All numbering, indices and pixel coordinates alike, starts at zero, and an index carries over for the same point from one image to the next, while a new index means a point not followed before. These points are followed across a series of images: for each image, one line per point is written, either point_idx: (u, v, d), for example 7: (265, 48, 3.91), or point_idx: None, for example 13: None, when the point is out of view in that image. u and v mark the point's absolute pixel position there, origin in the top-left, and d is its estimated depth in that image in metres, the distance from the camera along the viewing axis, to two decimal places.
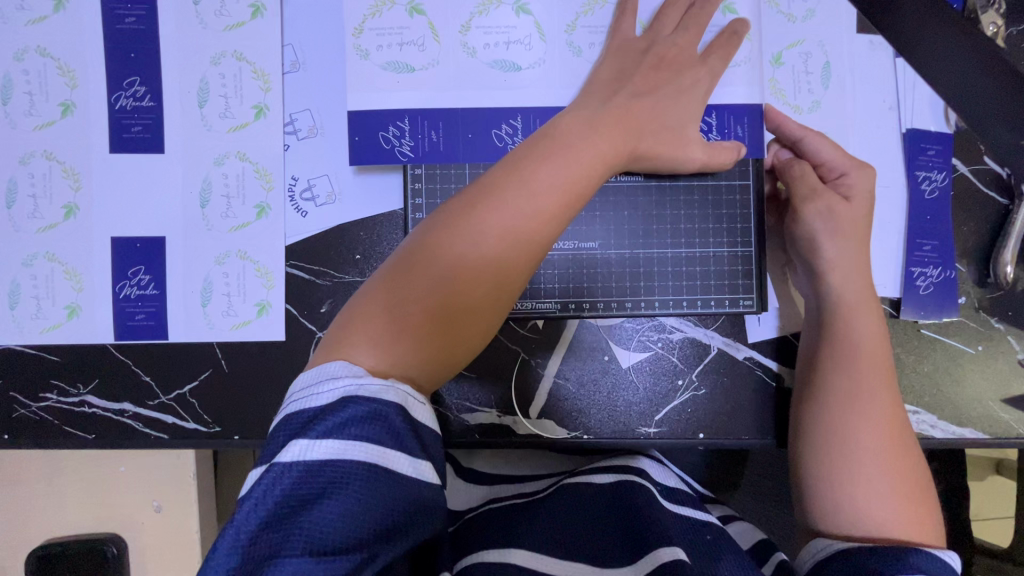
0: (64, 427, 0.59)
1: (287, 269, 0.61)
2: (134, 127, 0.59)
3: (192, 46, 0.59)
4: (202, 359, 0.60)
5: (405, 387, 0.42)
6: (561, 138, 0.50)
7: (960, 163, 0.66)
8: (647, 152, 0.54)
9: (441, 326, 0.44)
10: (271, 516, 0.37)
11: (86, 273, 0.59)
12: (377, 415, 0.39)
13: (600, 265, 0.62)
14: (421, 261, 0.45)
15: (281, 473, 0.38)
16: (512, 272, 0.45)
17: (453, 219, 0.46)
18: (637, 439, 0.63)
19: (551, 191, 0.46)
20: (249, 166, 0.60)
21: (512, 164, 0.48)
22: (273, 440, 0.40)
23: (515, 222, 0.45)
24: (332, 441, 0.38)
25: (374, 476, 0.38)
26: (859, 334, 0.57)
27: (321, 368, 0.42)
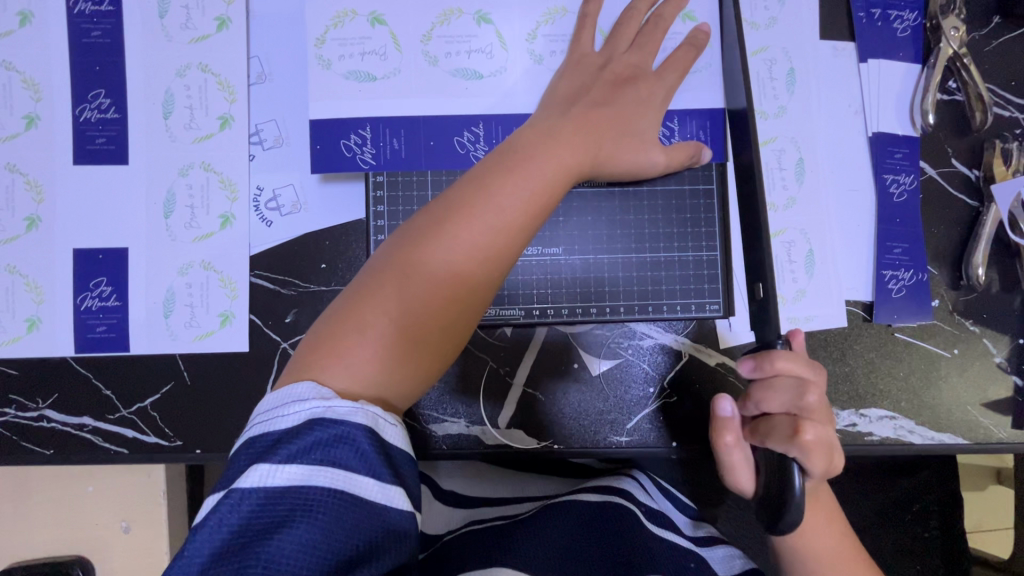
0: (22, 443, 0.58)
1: (251, 279, 0.60)
2: (98, 139, 0.59)
3: (156, 59, 0.60)
4: (163, 371, 0.59)
5: (375, 408, 0.41)
6: (524, 150, 0.49)
7: (928, 166, 0.66)
8: (609, 159, 0.54)
9: (416, 344, 0.44)
10: (229, 544, 0.37)
11: (47, 285, 0.58)
12: (343, 438, 0.38)
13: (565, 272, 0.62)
14: (393, 281, 0.44)
15: (241, 499, 0.37)
16: (482, 287, 0.45)
17: (420, 235, 0.45)
18: (608, 449, 0.61)
19: (519, 203, 0.46)
20: (213, 176, 0.60)
21: (478, 177, 0.47)
22: (234, 464, 0.39)
23: (485, 237, 0.45)
24: (296, 466, 0.38)
25: (339, 502, 0.37)
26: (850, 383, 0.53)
27: (287, 391, 0.41)
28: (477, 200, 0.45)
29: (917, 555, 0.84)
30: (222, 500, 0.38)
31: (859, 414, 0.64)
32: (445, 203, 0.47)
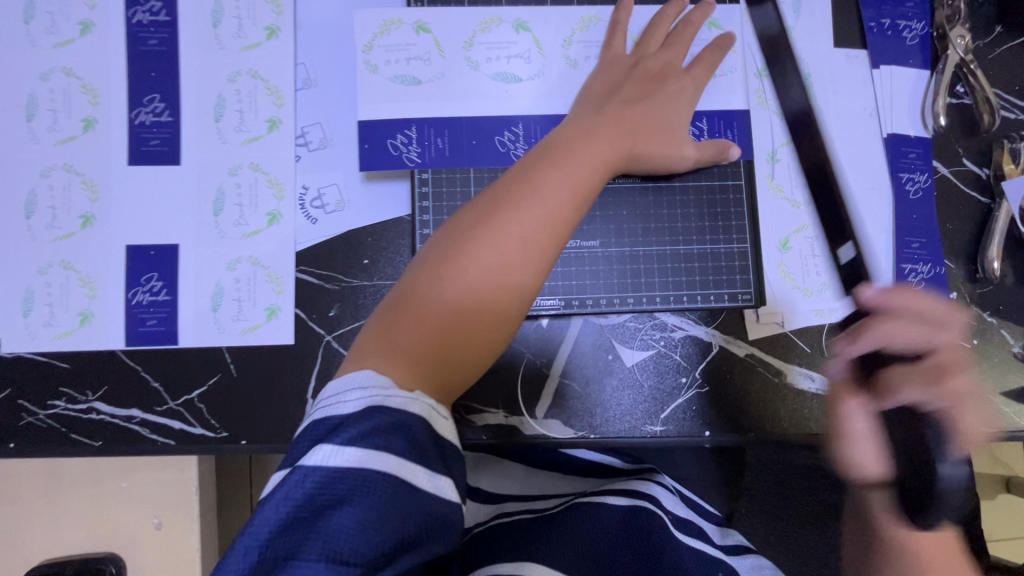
0: (70, 434, 0.59)
1: (297, 275, 0.62)
2: (152, 140, 0.62)
3: (210, 65, 0.63)
4: (210, 363, 0.61)
5: (428, 399, 0.43)
6: (564, 147, 0.53)
7: (941, 165, 0.69)
8: (643, 153, 0.58)
9: (463, 338, 0.46)
10: (289, 520, 0.38)
11: (100, 280, 0.60)
12: (402, 424, 0.39)
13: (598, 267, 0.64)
14: (443, 275, 0.47)
15: (305, 476, 0.38)
16: (527, 279, 0.48)
17: (469, 230, 0.48)
18: (643, 438, 0.63)
19: (561, 199, 0.50)
20: (261, 176, 0.63)
21: (522, 175, 0.50)
22: (299, 444, 0.41)
23: (530, 231, 0.48)
24: (356, 449, 0.39)
25: (395, 487, 0.38)
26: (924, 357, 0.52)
27: (347, 379, 0.43)
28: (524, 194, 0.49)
29: None
30: (288, 477, 0.39)
31: None
32: (491, 200, 0.50)
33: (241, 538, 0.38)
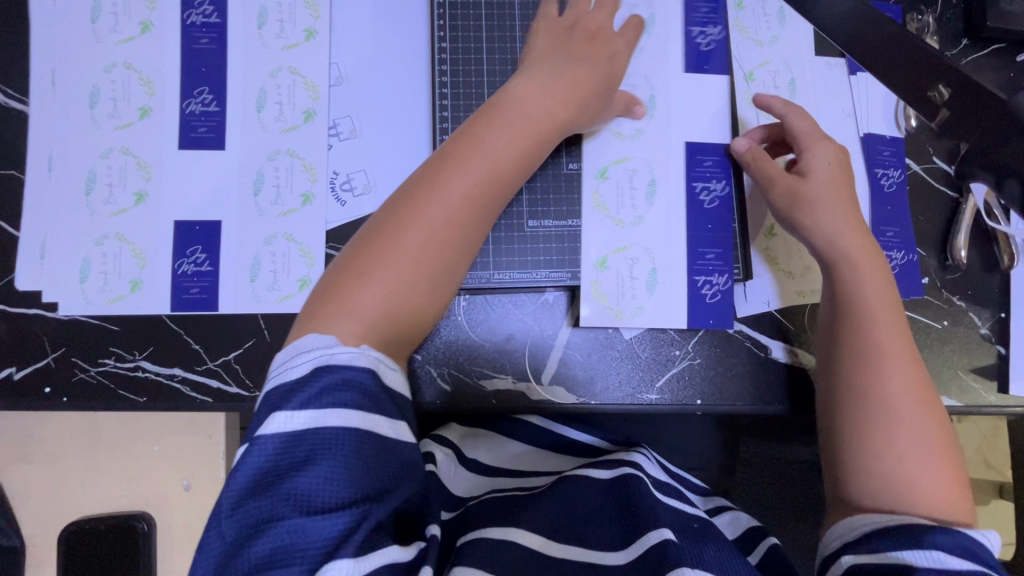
0: (119, 390, 0.65)
1: (327, 250, 0.69)
2: (200, 128, 0.69)
3: (254, 63, 0.70)
4: (247, 329, 0.67)
5: (373, 352, 0.48)
6: (505, 105, 0.60)
7: (913, 162, 0.76)
8: (574, 121, 0.65)
9: (411, 288, 0.52)
10: (260, 480, 0.44)
11: (149, 252, 0.67)
12: (351, 381, 0.46)
13: (683, 253, 0.72)
14: (384, 243, 0.52)
15: (267, 444, 0.44)
16: (473, 228, 0.56)
17: (418, 186, 0.55)
18: (641, 404, 0.69)
19: (494, 170, 0.57)
20: (297, 161, 0.70)
21: (456, 151, 0.57)
22: (257, 417, 0.46)
23: (460, 199, 0.54)
24: (309, 411, 0.45)
25: (354, 437, 0.45)
26: (865, 284, 0.61)
27: (295, 345, 0.48)
28: (467, 152, 0.56)
29: None
30: (250, 448, 0.45)
31: None
32: (426, 175, 0.56)
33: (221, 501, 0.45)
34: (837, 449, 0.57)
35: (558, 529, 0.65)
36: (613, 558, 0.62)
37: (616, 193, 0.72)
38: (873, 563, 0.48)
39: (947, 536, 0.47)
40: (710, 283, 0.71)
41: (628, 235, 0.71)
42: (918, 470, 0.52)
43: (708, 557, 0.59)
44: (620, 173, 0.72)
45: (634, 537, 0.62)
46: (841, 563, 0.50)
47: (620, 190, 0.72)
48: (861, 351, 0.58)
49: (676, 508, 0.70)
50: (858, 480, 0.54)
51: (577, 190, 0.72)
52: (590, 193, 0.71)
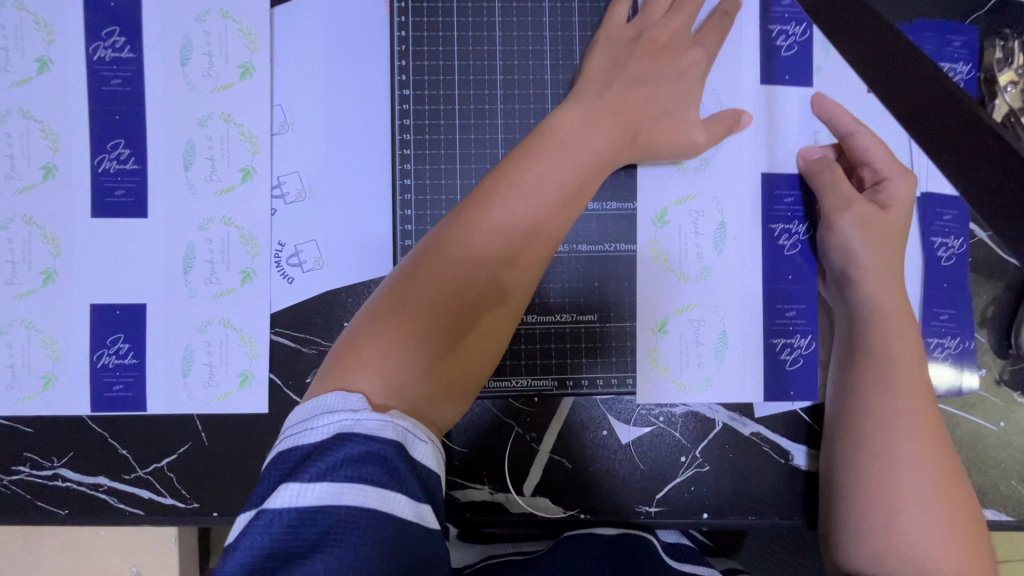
0: (37, 501, 0.57)
1: (271, 337, 0.58)
2: (116, 190, 0.57)
3: (176, 109, 0.58)
4: (181, 431, 0.58)
5: (406, 423, 0.39)
6: (557, 130, 0.53)
7: (978, 228, 0.63)
8: (647, 142, 0.57)
9: (449, 339, 0.45)
10: (255, 568, 0.33)
11: (65, 341, 0.57)
12: (376, 455, 0.36)
13: (758, 312, 0.61)
14: (424, 271, 0.46)
15: (271, 519, 0.34)
16: (521, 268, 0.49)
17: (455, 221, 0.48)
18: (637, 519, 0.59)
19: (547, 195, 0.50)
20: (234, 230, 0.58)
21: (503, 169, 0.51)
22: (263, 482, 0.37)
23: (512, 226, 0.48)
24: (325, 484, 0.35)
25: (377, 521, 0.34)
26: (890, 346, 0.54)
27: (317, 403, 0.40)
28: (507, 182, 0.50)
29: None
30: (252, 523, 0.35)
31: None
32: (474, 196, 0.50)
33: None
34: (837, 504, 0.52)
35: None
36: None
37: (678, 242, 0.60)
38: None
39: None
40: (791, 346, 0.61)
41: (693, 291, 0.60)
42: (921, 539, 0.46)
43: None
44: (682, 216, 0.61)
45: None
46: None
47: (683, 237, 0.60)
48: (865, 398, 0.53)
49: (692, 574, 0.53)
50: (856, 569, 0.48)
51: (566, 272, 0.60)
52: (647, 241, 0.60)
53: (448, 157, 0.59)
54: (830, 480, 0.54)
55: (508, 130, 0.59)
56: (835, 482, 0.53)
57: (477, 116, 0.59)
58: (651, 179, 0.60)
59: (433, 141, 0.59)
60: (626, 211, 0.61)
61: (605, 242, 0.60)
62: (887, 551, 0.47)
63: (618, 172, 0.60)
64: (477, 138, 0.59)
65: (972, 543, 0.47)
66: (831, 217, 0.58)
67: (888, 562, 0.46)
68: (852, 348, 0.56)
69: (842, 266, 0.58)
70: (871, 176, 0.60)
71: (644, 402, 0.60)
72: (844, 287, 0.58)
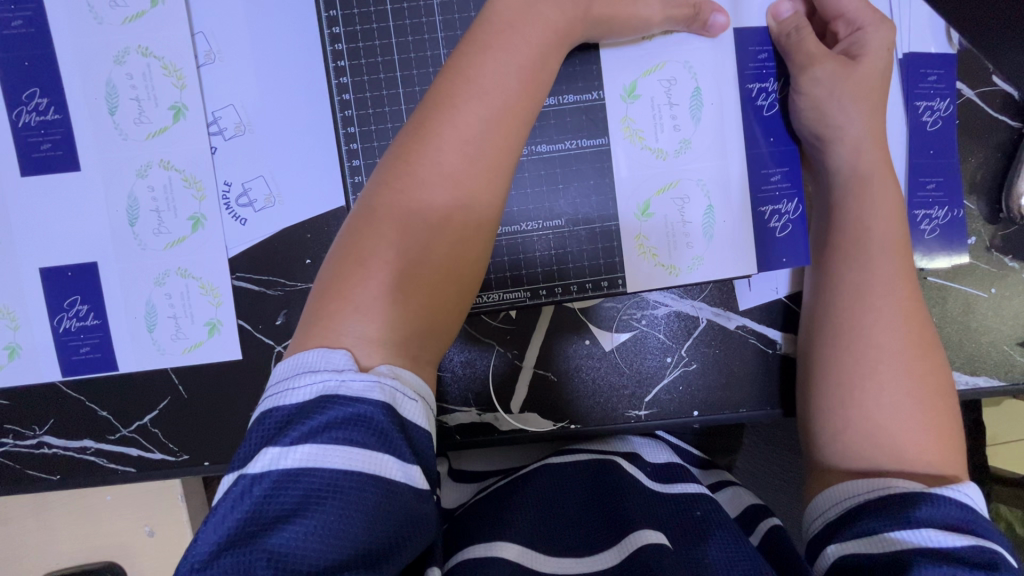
0: (27, 470, 0.57)
1: (233, 283, 0.56)
2: (42, 145, 0.54)
3: (89, 47, 0.53)
4: (158, 387, 0.57)
5: (393, 381, 0.38)
6: (501, 19, 0.48)
7: (966, 86, 0.58)
8: (606, 13, 0.51)
9: (426, 272, 0.43)
10: (238, 531, 0.33)
11: (21, 310, 0.55)
12: (360, 416, 0.35)
13: (740, 186, 0.57)
14: (391, 198, 0.43)
15: (253, 483, 0.34)
16: (486, 184, 0.45)
17: (408, 146, 0.45)
18: (627, 423, 0.59)
19: (507, 89, 0.46)
20: (175, 174, 0.55)
21: (457, 70, 0.46)
22: (245, 445, 0.37)
23: (477, 132, 0.45)
24: (308, 447, 0.35)
25: (361, 483, 0.34)
26: (872, 221, 0.52)
27: (298, 359, 0.39)
28: (457, 90, 0.45)
29: None
30: (234, 485, 0.35)
31: None
32: (429, 105, 0.46)
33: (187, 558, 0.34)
34: (810, 386, 0.52)
35: (555, 527, 0.48)
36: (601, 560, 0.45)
37: (651, 116, 0.57)
38: (863, 549, 0.40)
39: (929, 507, 0.39)
40: (779, 213, 0.57)
41: (671, 170, 0.57)
42: (899, 422, 0.46)
43: (710, 555, 0.44)
44: (653, 88, 0.57)
45: (619, 535, 0.46)
46: (824, 554, 0.42)
47: (655, 111, 0.57)
48: (845, 278, 0.52)
49: (680, 492, 0.53)
50: (834, 450, 0.48)
51: (528, 181, 0.57)
52: (619, 120, 0.57)
53: (387, 66, 0.54)
54: (807, 365, 0.53)
55: (448, 29, 0.54)
56: (809, 366, 0.53)
57: (412, 16, 0.54)
58: (611, 65, 0.56)
59: (369, 50, 0.54)
60: (584, 104, 0.57)
61: (566, 140, 0.57)
62: (865, 439, 0.46)
63: (574, 66, 0.56)
64: (417, 42, 0.54)
65: (939, 414, 0.47)
66: (802, 78, 0.54)
67: (851, 437, 0.47)
68: (831, 223, 0.54)
69: (817, 132, 0.54)
70: (845, 28, 0.56)
71: (634, 289, 0.58)
72: (822, 156, 0.55)
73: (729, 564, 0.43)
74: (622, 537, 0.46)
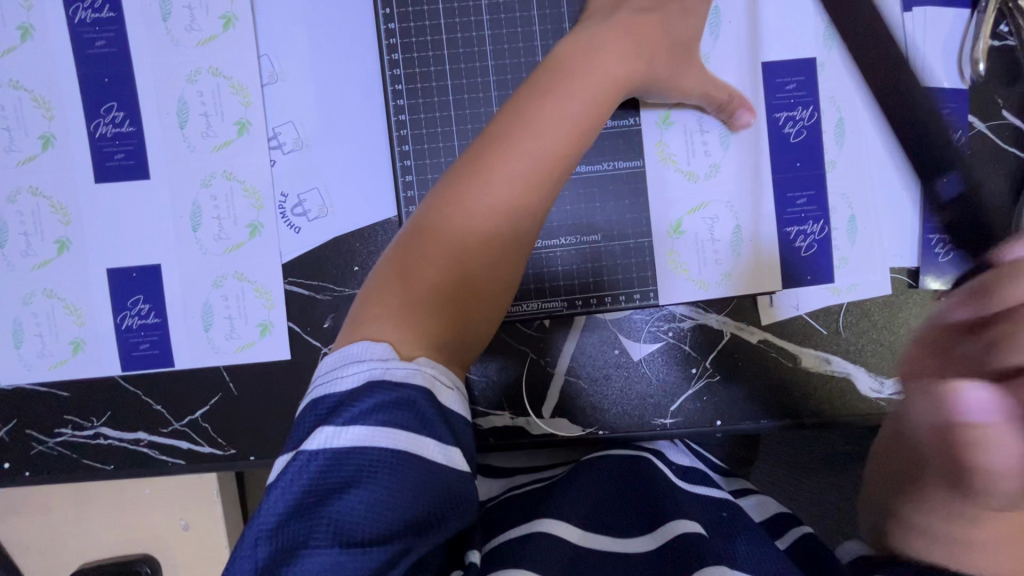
0: (81, 460, 0.60)
1: (286, 287, 0.60)
2: (116, 154, 0.58)
3: (165, 66, 0.58)
4: (210, 384, 0.60)
5: (431, 368, 0.41)
6: (565, 69, 0.51)
7: (977, 120, 0.62)
8: None
9: (461, 290, 0.46)
10: (298, 503, 0.37)
11: (86, 307, 0.59)
12: (404, 401, 0.38)
13: (767, 208, 0.61)
14: (442, 222, 0.47)
15: (308, 460, 0.37)
16: (527, 218, 0.49)
17: (462, 177, 0.48)
18: (653, 431, 0.61)
19: (559, 132, 0.49)
20: (236, 184, 0.59)
21: (516, 110, 0.50)
22: (299, 426, 0.40)
23: (525, 170, 0.48)
24: (359, 428, 0.37)
25: (407, 462, 0.37)
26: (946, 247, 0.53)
27: (346, 351, 0.42)
28: (515, 130, 0.48)
29: None
30: (290, 463, 0.38)
31: None
32: (486, 140, 0.49)
33: (253, 524, 0.38)
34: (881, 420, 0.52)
35: (585, 519, 0.51)
36: (639, 546, 0.49)
37: (684, 141, 0.61)
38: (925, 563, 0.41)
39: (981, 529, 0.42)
40: (804, 232, 0.61)
41: (701, 191, 0.61)
42: None
43: (738, 554, 0.46)
44: (686, 116, 0.60)
45: (658, 522, 0.50)
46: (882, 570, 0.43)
47: (688, 136, 0.61)
48: None
49: (704, 495, 0.55)
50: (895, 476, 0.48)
51: (566, 199, 0.61)
52: (653, 144, 0.61)
53: (440, 90, 0.58)
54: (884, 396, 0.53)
55: (497, 57, 0.58)
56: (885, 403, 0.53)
57: (464, 45, 0.58)
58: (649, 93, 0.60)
59: (423, 75, 0.58)
60: (621, 129, 0.61)
61: (603, 161, 0.61)
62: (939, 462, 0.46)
63: None
64: (467, 69, 0.58)
65: None
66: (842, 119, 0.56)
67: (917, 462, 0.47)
68: None
69: None
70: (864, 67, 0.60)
71: (666, 301, 0.61)
72: None
73: (756, 563, 0.45)
74: (661, 525, 0.50)
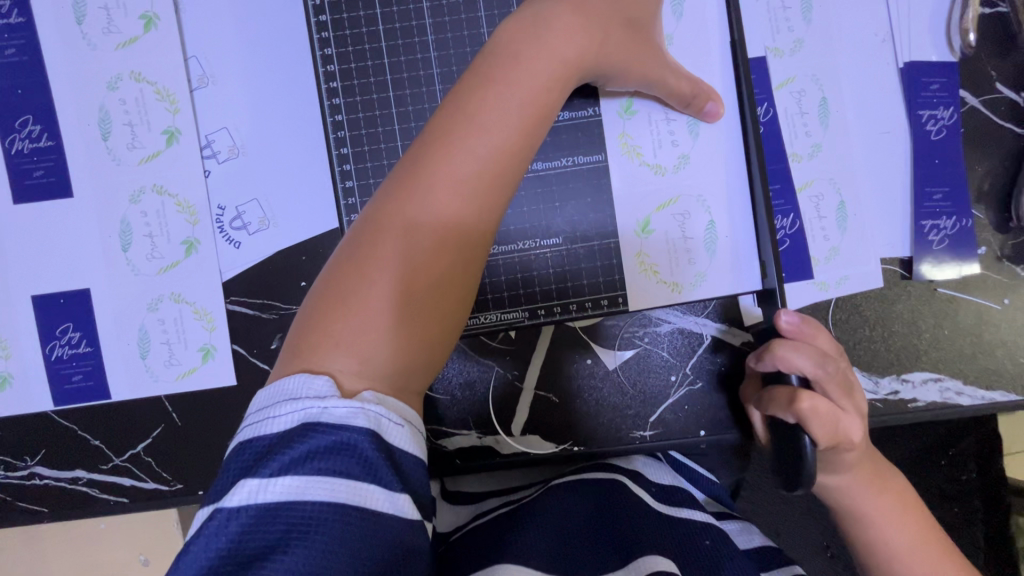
0: (16, 503, 0.55)
1: (228, 308, 0.55)
2: (35, 171, 0.53)
3: (84, 74, 0.53)
4: (151, 414, 0.55)
5: (378, 406, 0.37)
6: (511, 50, 0.44)
7: (969, 94, 0.57)
8: None
9: (411, 310, 0.41)
10: (216, 567, 0.33)
11: (13, 339, 0.55)
12: (343, 446, 0.34)
13: (746, 202, 0.56)
14: (381, 237, 0.41)
15: (229, 518, 0.34)
16: (479, 224, 0.43)
17: (401, 185, 0.42)
18: (632, 444, 0.57)
19: (508, 126, 0.43)
20: (168, 199, 0.54)
21: (458, 103, 0.43)
22: (224, 476, 0.36)
23: (473, 171, 0.42)
24: (289, 478, 0.34)
25: (343, 516, 0.34)
26: None
27: (279, 387, 0.37)
28: (457, 126, 0.42)
29: (960, 497, 0.77)
30: (211, 519, 0.34)
31: (901, 380, 0.58)
32: (427, 139, 0.43)
33: None
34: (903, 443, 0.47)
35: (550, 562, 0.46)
36: None
37: (650, 132, 0.56)
38: None
39: None
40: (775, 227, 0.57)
41: (672, 184, 0.56)
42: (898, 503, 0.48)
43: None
44: (651, 104, 0.56)
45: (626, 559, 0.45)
46: None
47: (655, 126, 0.56)
48: None
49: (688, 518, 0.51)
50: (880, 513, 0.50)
51: (525, 199, 0.56)
52: (615, 136, 0.56)
53: (380, 86, 0.54)
54: None
55: (442, 47, 0.54)
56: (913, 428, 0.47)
57: (404, 36, 0.54)
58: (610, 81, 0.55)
59: (361, 70, 0.53)
60: (581, 119, 0.56)
61: (563, 156, 0.56)
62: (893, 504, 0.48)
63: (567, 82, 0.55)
64: (410, 61, 0.54)
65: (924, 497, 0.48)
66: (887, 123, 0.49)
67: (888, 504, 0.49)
68: None
69: None
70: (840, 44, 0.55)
71: (637, 307, 0.56)
72: None
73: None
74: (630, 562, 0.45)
